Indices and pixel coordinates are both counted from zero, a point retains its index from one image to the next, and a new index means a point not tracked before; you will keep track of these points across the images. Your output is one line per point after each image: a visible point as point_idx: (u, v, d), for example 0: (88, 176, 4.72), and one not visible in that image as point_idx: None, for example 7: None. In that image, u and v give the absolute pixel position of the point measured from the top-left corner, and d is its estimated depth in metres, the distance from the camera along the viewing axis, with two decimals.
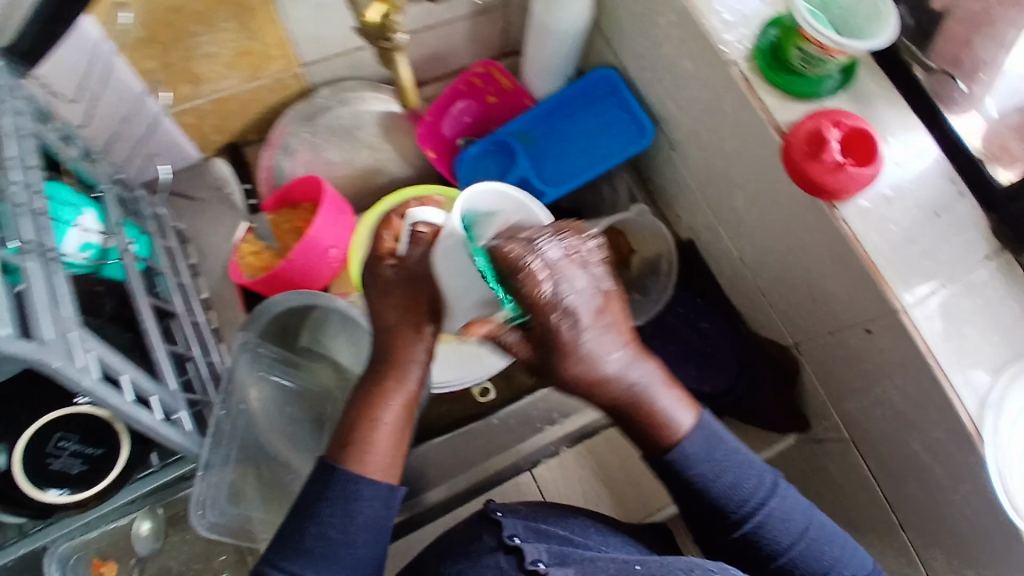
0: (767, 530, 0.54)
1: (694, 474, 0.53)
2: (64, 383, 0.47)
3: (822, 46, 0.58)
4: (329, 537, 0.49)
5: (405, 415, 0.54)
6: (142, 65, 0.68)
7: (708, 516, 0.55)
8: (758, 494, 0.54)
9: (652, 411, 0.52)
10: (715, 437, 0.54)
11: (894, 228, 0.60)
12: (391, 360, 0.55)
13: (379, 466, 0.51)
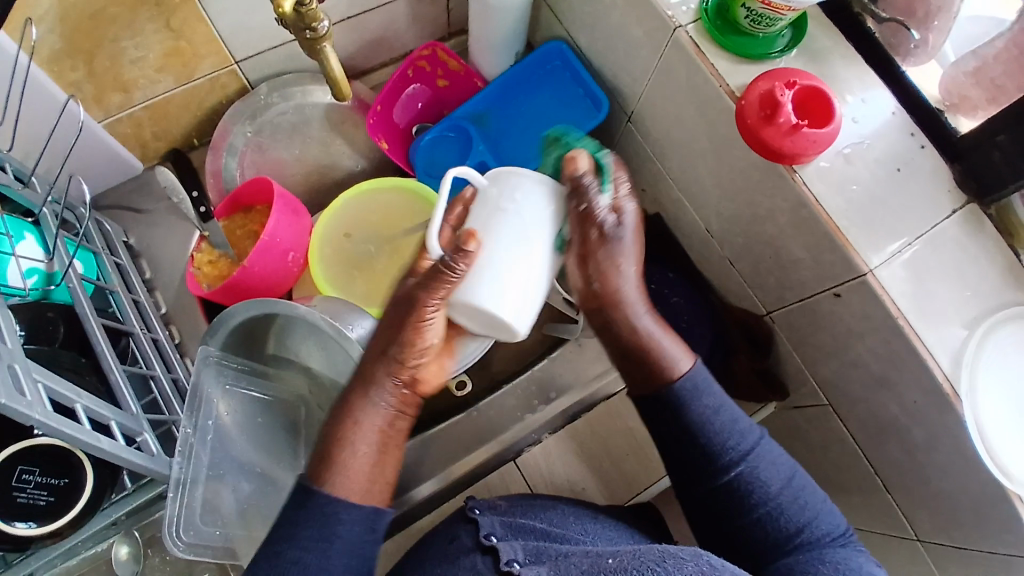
0: (754, 478, 0.54)
1: (693, 412, 0.54)
2: (12, 419, 0.44)
3: (769, 4, 0.56)
4: (305, 564, 0.46)
5: (380, 439, 0.52)
6: (66, 77, 0.64)
7: (696, 467, 0.55)
8: (745, 440, 0.55)
9: (655, 352, 0.55)
10: (712, 381, 0.56)
11: (855, 188, 0.59)
12: (359, 387, 0.53)
13: (357, 486, 0.50)
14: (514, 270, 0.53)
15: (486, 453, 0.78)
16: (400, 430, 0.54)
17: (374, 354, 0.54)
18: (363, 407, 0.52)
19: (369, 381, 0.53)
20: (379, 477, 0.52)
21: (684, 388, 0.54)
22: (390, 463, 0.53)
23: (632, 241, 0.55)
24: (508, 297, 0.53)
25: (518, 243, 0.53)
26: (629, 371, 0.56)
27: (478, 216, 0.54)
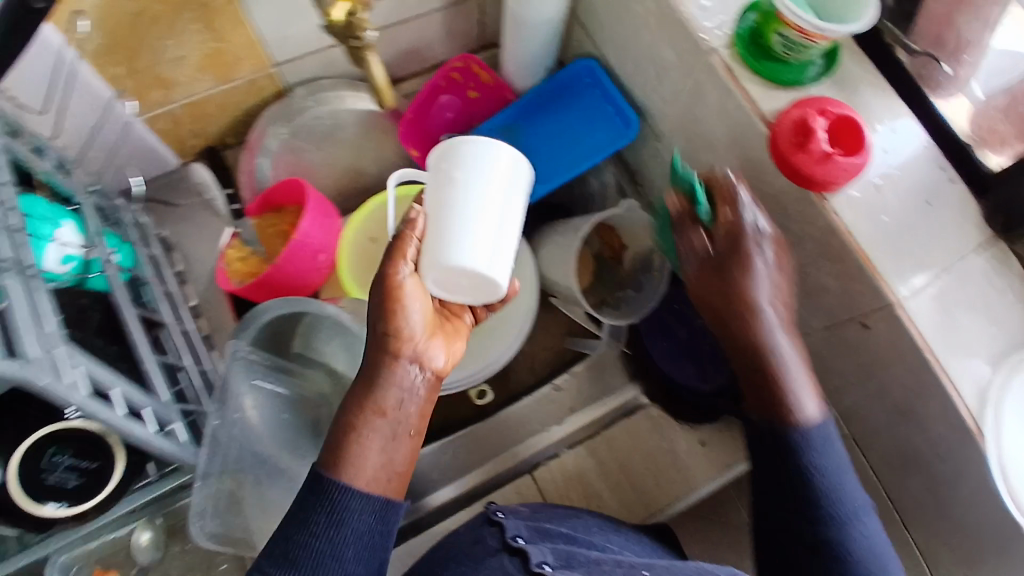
0: (846, 533, 0.55)
1: (809, 462, 0.56)
2: (53, 401, 0.47)
3: (802, 31, 0.57)
4: (316, 550, 0.48)
5: (388, 428, 0.51)
6: (108, 72, 0.66)
7: (791, 510, 0.57)
8: (848, 499, 0.56)
9: (784, 389, 0.57)
10: (836, 441, 0.57)
11: (885, 218, 0.59)
12: (370, 376, 0.52)
13: (368, 475, 0.50)
14: (484, 227, 0.54)
15: (506, 460, 0.81)
16: (413, 417, 0.53)
17: (374, 342, 0.53)
18: (376, 392, 0.51)
19: (375, 368, 0.52)
20: (393, 465, 0.51)
21: (804, 434, 0.56)
22: (404, 451, 0.52)
23: (769, 282, 0.58)
24: (488, 253, 0.54)
25: (483, 200, 0.54)
26: (754, 400, 0.58)
27: (434, 197, 0.55)
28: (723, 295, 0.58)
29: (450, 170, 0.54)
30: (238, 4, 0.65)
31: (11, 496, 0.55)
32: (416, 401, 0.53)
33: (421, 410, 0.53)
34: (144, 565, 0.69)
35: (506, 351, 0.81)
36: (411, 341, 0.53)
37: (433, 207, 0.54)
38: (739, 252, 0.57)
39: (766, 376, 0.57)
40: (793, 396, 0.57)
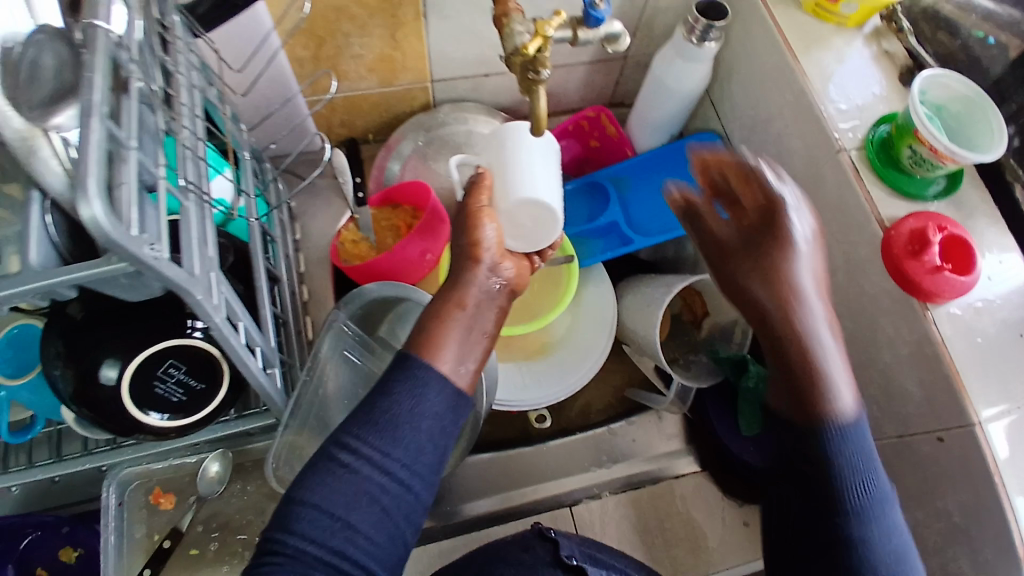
0: (868, 532, 0.53)
1: (836, 457, 0.54)
2: (198, 316, 0.51)
3: (934, 149, 0.61)
4: (394, 414, 0.51)
5: (467, 325, 0.57)
6: (295, 52, 0.73)
7: (815, 500, 0.54)
8: (874, 497, 0.54)
9: (819, 376, 0.55)
10: (863, 440, 0.55)
11: (979, 339, 0.61)
12: (456, 282, 0.59)
13: (448, 361, 0.54)
14: (548, 175, 0.65)
15: (552, 488, 0.83)
16: (486, 320, 0.59)
17: (457, 256, 0.61)
18: (460, 291, 0.58)
19: (461, 273, 0.59)
20: (468, 360, 0.56)
21: (833, 419, 0.55)
22: (478, 348, 0.57)
23: (811, 253, 0.58)
24: (546, 193, 0.64)
25: (541, 155, 0.65)
26: (784, 394, 0.57)
27: (491, 162, 0.66)
28: (758, 269, 0.58)
29: (508, 138, 0.65)
30: (423, 21, 0.74)
31: (122, 400, 0.59)
32: (492, 306, 0.60)
33: (496, 316, 0.60)
34: (203, 495, 0.72)
35: (570, 385, 0.83)
36: (491, 254, 0.60)
37: (496, 168, 0.66)
38: (780, 223, 0.58)
39: (802, 371, 0.55)
40: (826, 381, 0.55)
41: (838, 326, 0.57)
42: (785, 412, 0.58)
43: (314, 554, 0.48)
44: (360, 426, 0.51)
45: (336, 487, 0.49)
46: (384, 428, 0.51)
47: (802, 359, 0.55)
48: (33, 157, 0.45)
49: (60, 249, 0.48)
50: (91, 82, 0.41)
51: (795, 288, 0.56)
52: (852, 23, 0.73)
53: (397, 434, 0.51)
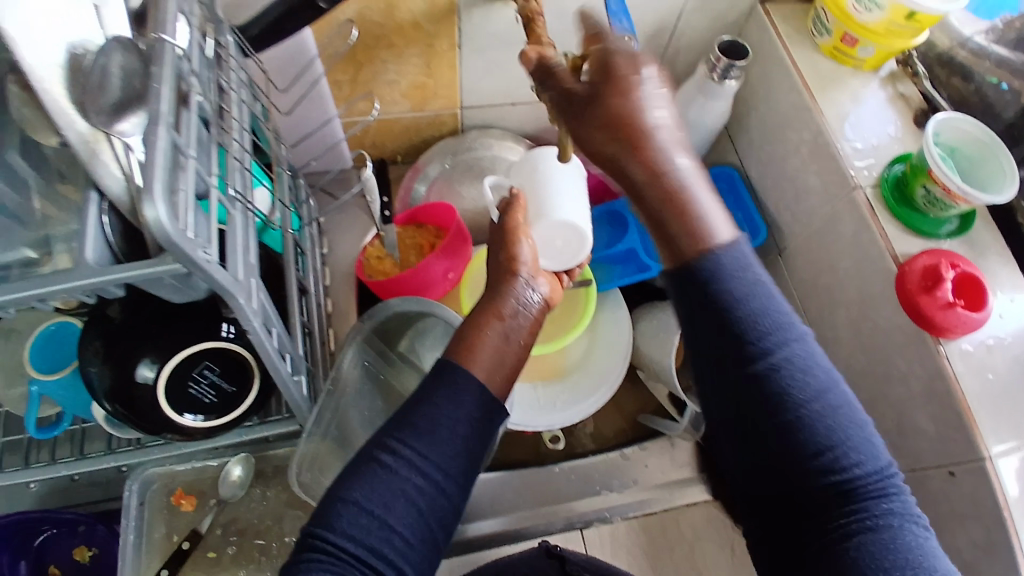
0: (776, 370, 0.48)
1: (718, 288, 0.48)
2: (240, 320, 0.53)
3: (947, 190, 0.64)
4: (433, 418, 0.54)
5: (502, 332, 0.60)
6: (335, 76, 0.77)
7: (717, 344, 0.49)
8: (780, 334, 0.48)
9: (683, 207, 0.48)
10: (748, 266, 0.49)
11: (991, 376, 0.63)
12: (495, 295, 0.62)
13: (483, 368, 0.57)
14: (576, 196, 0.70)
15: (563, 510, 0.82)
16: (522, 329, 0.61)
17: (496, 270, 0.65)
18: (500, 302, 0.62)
19: (497, 287, 0.63)
20: (503, 368, 0.59)
21: (709, 256, 0.48)
22: (512, 357, 0.60)
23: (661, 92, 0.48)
24: (575, 213, 0.68)
25: (569, 178, 0.70)
26: (656, 237, 0.51)
27: (522, 184, 0.71)
28: (609, 122, 0.48)
29: (536, 162, 0.70)
30: (457, 52, 0.78)
31: (157, 400, 0.62)
32: (527, 317, 0.62)
33: (531, 328, 0.63)
34: (224, 497, 0.74)
35: (586, 407, 0.85)
36: (526, 268, 0.65)
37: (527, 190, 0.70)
38: (616, 76, 0.48)
39: (661, 200, 0.48)
40: (694, 214, 0.48)
41: (696, 155, 0.50)
42: (664, 264, 0.52)
43: (353, 551, 0.50)
44: (401, 430, 0.54)
45: (376, 487, 0.52)
46: (424, 430, 0.54)
47: (665, 203, 0.48)
48: (94, 160, 0.48)
49: (115, 249, 0.51)
50: (160, 94, 0.44)
51: (648, 139, 0.48)
52: (868, 66, 0.76)
53: (435, 436, 0.54)
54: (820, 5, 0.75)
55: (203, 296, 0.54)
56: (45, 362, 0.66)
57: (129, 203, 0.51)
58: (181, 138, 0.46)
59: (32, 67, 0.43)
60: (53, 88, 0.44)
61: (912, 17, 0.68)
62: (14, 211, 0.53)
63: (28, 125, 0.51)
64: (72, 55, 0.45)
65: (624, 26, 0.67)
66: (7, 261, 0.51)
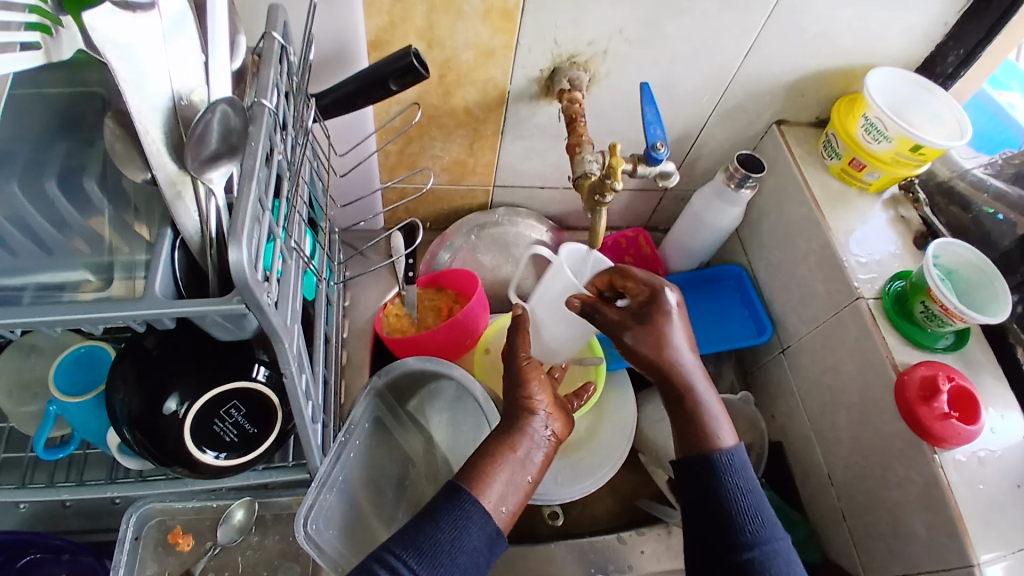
0: (765, 558, 0.61)
1: (724, 482, 0.63)
2: (281, 364, 0.55)
3: (945, 308, 0.69)
4: (436, 540, 0.56)
5: (514, 467, 0.63)
6: (386, 147, 0.84)
7: (718, 528, 0.62)
8: (768, 531, 0.62)
9: (703, 418, 0.66)
10: (746, 470, 0.65)
11: (982, 486, 0.65)
12: (511, 427, 0.65)
13: (491, 500, 0.60)
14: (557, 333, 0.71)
15: None
16: (532, 467, 0.64)
17: (512, 402, 0.67)
18: (512, 438, 0.64)
19: (514, 419, 0.66)
20: (508, 502, 0.62)
21: (720, 455, 0.64)
22: (519, 493, 0.63)
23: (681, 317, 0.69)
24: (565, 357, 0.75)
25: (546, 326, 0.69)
26: (677, 432, 0.68)
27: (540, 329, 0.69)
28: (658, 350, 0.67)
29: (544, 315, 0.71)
30: (499, 136, 0.86)
31: (182, 437, 0.62)
32: (541, 453, 0.66)
33: (541, 463, 0.66)
34: (221, 543, 0.73)
35: (590, 485, 0.85)
36: (540, 410, 0.67)
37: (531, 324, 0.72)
38: (660, 306, 0.68)
39: (686, 413, 0.67)
40: (710, 422, 0.66)
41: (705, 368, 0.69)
42: (678, 454, 0.68)
43: None
44: (403, 547, 0.55)
45: None
46: (427, 554, 0.55)
47: (689, 407, 0.67)
48: (177, 202, 0.50)
49: (178, 283, 0.53)
50: (255, 152, 0.49)
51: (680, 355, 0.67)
52: (872, 189, 0.85)
53: (435, 561, 0.55)
54: (832, 131, 0.84)
55: (248, 336, 0.57)
56: (69, 383, 0.66)
57: (197, 243, 0.53)
58: (263, 192, 0.51)
59: (136, 110, 0.46)
60: (152, 135, 0.47)
61: (917, 151, 0.76)
62: (79, 230, 0.56)
63: (116, 160, 0.52)
64: (174, 102, 0.49)
65: (659, 134, 0.72)
66: (63, 282, 0.54)
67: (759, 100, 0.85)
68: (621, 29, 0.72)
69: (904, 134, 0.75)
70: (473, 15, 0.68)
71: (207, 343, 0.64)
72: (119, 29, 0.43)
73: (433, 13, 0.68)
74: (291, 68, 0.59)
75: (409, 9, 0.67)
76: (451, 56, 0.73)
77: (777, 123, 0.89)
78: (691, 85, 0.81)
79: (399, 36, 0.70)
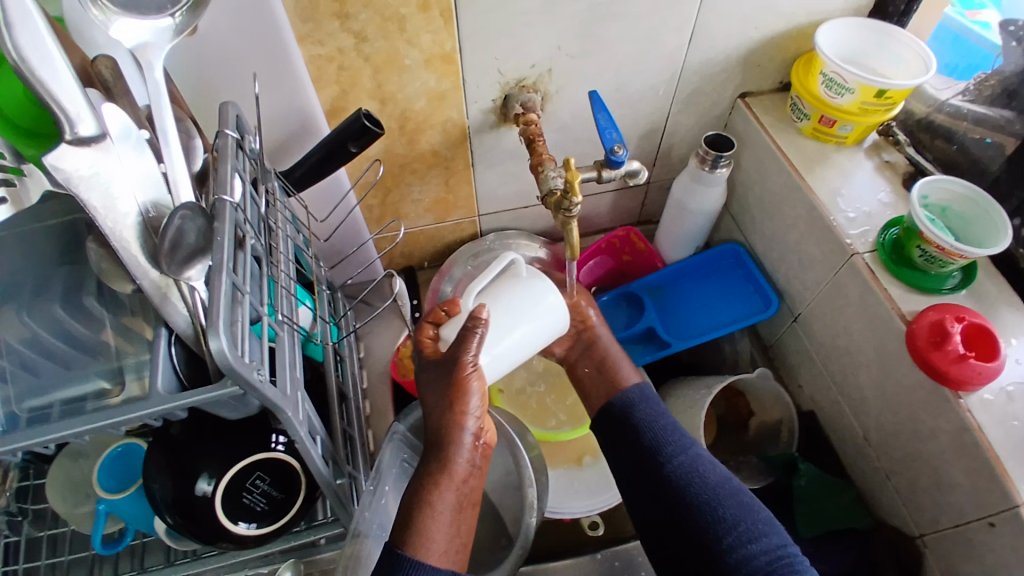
0: (690, 462, 0.63)
1: (637, 412, 0.69)
2: (289, 434, 0.57)
3: (943, 249, 0.67)
4: None
5: (452, 500, 0.62)
6: (368, 202, 0.88)
7: (636, 449, 0.66)
8: (685, 442, 0.65)
9: (615, 371, 0.75)
10: (650, 397, 0.72)
11: (1017, 423, 0.63)
12: (440, 455, 0.64)
13: (438, 550, 0.59)
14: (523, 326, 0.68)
15: None
16: (471, 491, 0.64)
17: (434, 421, 0.65)
18: (447, 472, 0.63)
19: (448, 440, 0.64)
20: (459, 536, 0.61)
21: (628, 394, 0.72)
22: (466, 523, 0.63)
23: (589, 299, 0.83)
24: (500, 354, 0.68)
25: (530, 303, 0.68)
26: (594, 393, 0.75)
27: (497, 291, 0.69)
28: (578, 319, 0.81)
29: (518, 268, 0.70)
30: (471, 169, 0.88)
31: (215, 512, 0.66)
32: (476, 476, 0.65)
33: (479, 477, 0.66)
34: None
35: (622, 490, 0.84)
36: (474, 419, 0.65)
37: (496, 303, 0.68)
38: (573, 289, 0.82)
39: (603, 372, 0.76)
40: (620, 377, 0.75)
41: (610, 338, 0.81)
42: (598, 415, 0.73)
43: None
44: None
45: None
46: None
47: (603, 367, 0.76)
48: (166, 303, 0.54)
49: (180, 375, 0.57)
50: (221, 245, 0.51)
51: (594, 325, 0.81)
52: (849, 141, 0.83)
53: None
54: (796, 94, 0.83)
55: (256, 411, 0.60)
56: (112, 482, 0.71)
57: (191, 336, 0.56)
58: (238, 277, 0.53)
59: (108, 226, 0.49)
60: (128, 249, 0.50)
61: (883, 96, 0.74)
62: (88, 344, 0.60)
63: (105, 276, 0.57)
64: (144, 215, 0.52)
65: (615, 137, 0.73)
66: (83, 394, 0.58)
67: (716, 79, 0.85)
68: (561, 46, 0.74)
69: (864, 82, 0.73)
70: (415, 66, 0.71)
71: (223, 424, 0.67)
72: (79, 162, 0.46)
73: (379, 73, 0.71)
74: (250, 154, 0.63)
75: (355, 75, 0.70)
76: (406, 107, 0.76)
77: (741, 96, 0.89)
78: (645, 81, 0.81)
79: (352, 100, 0.74)
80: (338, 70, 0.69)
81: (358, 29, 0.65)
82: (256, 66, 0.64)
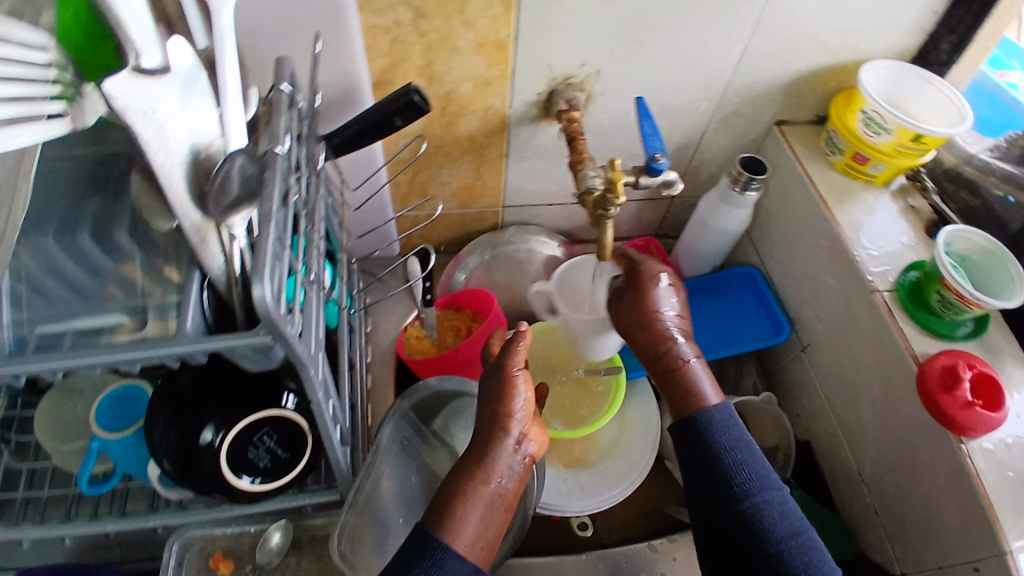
0: (760, 509, 0.62)
1: (712, 437, 0.66)
2: (308, 394, 0.57)
3: (962, 296, 0.68)
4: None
5: (481, 493, 0.62)
6: (397, 178, 0.88)
7: (711, 482, 0.65)
8: (756, 483, 0.63)
9: (687, 380, 0.70)
10: (732, 418, 0.68)
11: (1011, 473, 0.64)
12: (479, 457, 0.64)
13: (466, 540, 0.60)
14: None
15: None
16: (507, 493, 0.65)
17: (488, 417, 0.67)
18: (484, 468, 0.64)
19: (491, 440, 0.65)
20: (486, 534, 0.62)
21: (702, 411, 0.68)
22: (495, 523, 0.63)
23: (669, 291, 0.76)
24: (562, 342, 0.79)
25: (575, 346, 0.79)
26: (664, 392, 0.73)
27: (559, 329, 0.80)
28: (644, 318, 0.74)
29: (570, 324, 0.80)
30: (503, 159, 0.89)
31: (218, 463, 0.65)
32: (514, 479, 0.66)
33: (518, 483, 0.66)
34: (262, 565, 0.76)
35: (613, 492, 0.86)
36: (518, 423, 0.67)
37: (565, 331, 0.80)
38: (642, 280, 0.75)
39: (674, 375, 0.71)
40: (693, 383, 0.70)
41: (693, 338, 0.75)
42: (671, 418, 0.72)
43: None
44: None
45: None
46: None
47: (671, 373, 0.72)
48: (203, 247, 0.53)
49: (208, 319, 0.57)
50: (272, 197, 0.50)
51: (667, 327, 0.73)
52: (878, 182, 0.85)
53: None
54: (832, 128, 0.84)
55: (276, 366, 0.58)
56: (110, 421, 0.69)
57: (224, 283, 0.56)
58: (280, 231, 0.52)
59: (160, 164, 0.48)
60: (176, 189, 0.50)
61: (919, 141, 0.76)
62: (107, 273, 0.59)
63: (144, 212, 0.56)
64: (196, 154, 0.51)
65: (657, 146, 0.74)
66: (102, 325, 0.58)
67: (756, 104, 0.86)
68: (612, 48, 0.74)
69: (902, 125, 0.75)
70: (468, 50, 0.71)
71: (234, 379, 0.66)
72: (138, 94, 0.44)
73: (431, 51, 0.71)
74: (300, 112, 0.62)
75: (407, 50, 0.70)
76: (450, 89, 0.76)
77: (777, 124, 0.90)
78: (687, 96, 0.82)
79: (400, 75, 0.74)
80: (391, 43, 0.69)
81: (419, 4, 0.66)
82: (317, 26, 0.64)
